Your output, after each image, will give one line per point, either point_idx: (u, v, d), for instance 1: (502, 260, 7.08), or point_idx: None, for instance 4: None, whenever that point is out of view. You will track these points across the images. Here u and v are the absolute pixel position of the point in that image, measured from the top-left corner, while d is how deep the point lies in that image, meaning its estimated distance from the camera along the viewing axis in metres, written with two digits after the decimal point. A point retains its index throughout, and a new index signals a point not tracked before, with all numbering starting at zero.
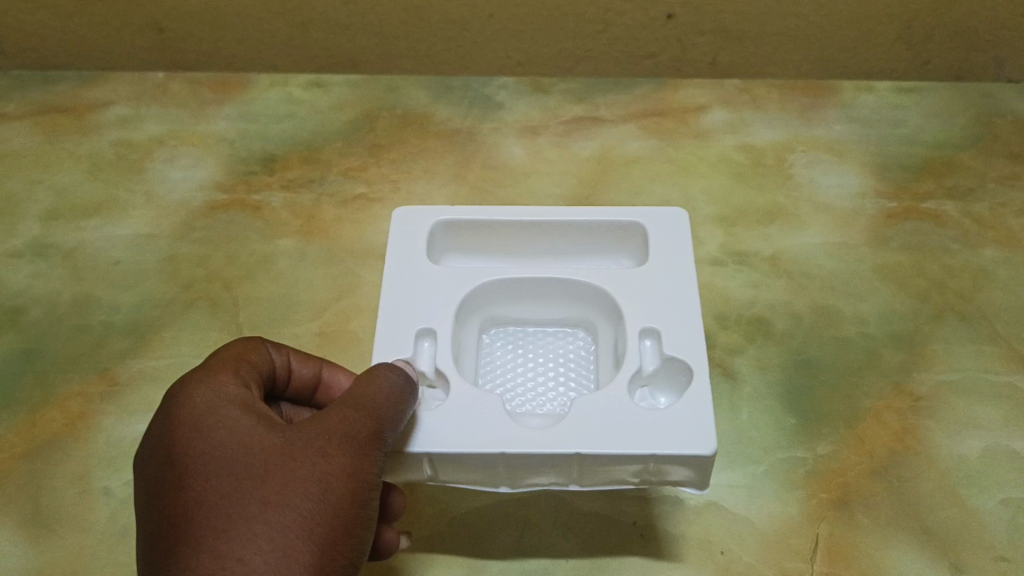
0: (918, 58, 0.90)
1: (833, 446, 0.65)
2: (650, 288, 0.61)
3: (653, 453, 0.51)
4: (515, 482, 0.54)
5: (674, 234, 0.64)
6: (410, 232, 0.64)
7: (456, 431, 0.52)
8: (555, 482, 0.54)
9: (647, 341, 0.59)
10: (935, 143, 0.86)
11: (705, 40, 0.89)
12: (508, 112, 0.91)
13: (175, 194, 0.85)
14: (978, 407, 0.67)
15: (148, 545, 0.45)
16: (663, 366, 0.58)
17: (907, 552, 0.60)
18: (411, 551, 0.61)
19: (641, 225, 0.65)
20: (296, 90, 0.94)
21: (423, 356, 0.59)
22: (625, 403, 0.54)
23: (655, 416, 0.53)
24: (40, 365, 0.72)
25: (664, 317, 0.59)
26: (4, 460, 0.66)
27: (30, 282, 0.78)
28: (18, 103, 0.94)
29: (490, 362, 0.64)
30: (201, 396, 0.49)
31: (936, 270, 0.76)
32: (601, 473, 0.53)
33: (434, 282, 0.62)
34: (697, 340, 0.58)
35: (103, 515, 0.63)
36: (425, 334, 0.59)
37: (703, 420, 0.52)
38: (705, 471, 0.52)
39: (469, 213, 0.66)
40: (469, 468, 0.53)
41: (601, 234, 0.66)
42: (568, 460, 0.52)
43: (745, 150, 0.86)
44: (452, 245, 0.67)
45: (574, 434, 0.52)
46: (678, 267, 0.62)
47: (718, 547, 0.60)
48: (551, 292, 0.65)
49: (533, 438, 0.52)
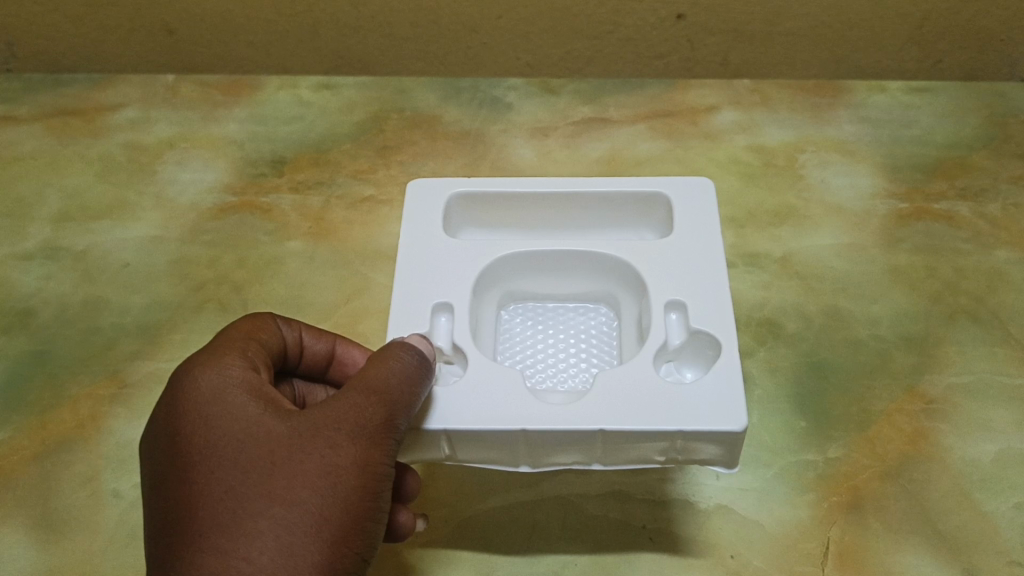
0: (930, 57, 0.90)
1: (844, 449, 0.64)
2: (672, 261, 0.61)
3: (681, 429, 0.51)
4: (536, 461, 0.53)
5: (698, 208, 0.63)
6: (426, 206, 0.64)
7: (475, 406, 0.52)
8: (577, 461, 0.53)
9: (672, 314, 0.59)
10: (947, 143, 0.86)
11: (716, 39, 0.88)
12: (518, 113, 0.91)
13: (185, 196, 0.85)
14: (990, 410, 0.66)
15: (156, 535, 0.46)
16: (690, 340, 0.58)
17: (919, 556, 0.59)
18: (420, 553, 0.61)
19: (664, 196, 0.65)
20: (306, 92, 0.94)
21: (440, 331, 0.58)
22: (650, 378, 0.53)
23: (682, 391, 0.52)
24: (50, 368, 0.72)
25: (688, 289, 0.59)
26: (15, 462, 0.66)
27: (40, 285, 0.79)
28: (30, 106, 0.94)
29: (509, 339, 0.64)
30: (207, 381, 0.49)
31: (948, 272, 0.75)
32: (626, 450, 0.53)
33: (451, 257, 0.61)
34: (723, 312, 0.57)
35: (113, 516, 0.63)
36: (443, 309, 0.59)
37: (732, 392, 0.52)
38: (734, 449, 0.52)
39: (487, 186, 0.65)
40: (489, 446, 0.52)
41: (623, 206, 0.66)
42: (591, 437, 0.51)
43: (755, 150, 0.86)
44: (469, 219, 0.67)
45: (597, 410, 0.51)
46: (702, 241, 0.61)
47: (728, 551, 0.60)
48: (574, 267, 0.64)
49: (556, 414, 0.51)
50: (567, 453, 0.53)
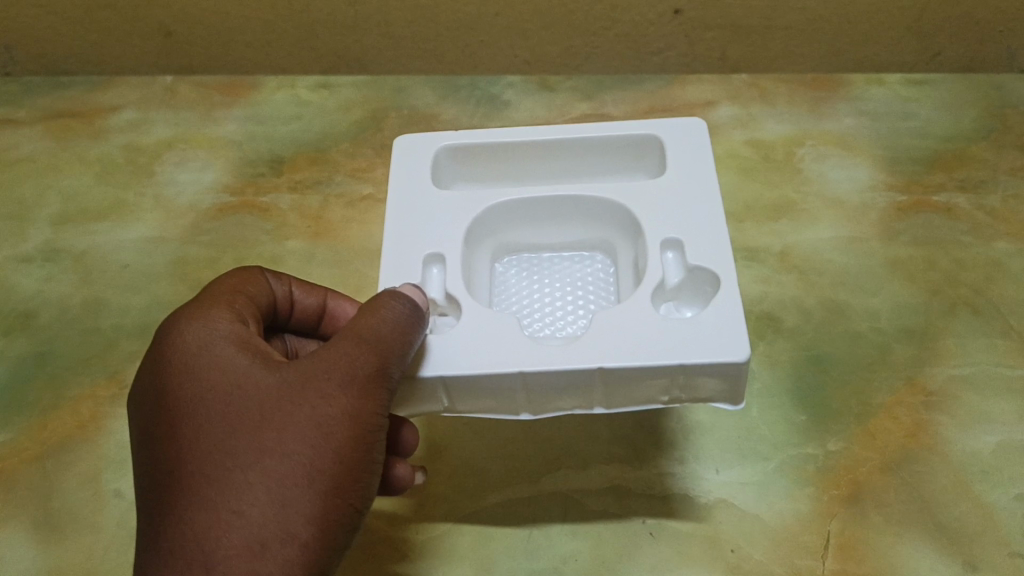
0: (928, 50, 0.90)
1: (844, 442, 0.64)
2: (669, 202, 0.61)
3: (682, 363, 0.50)
4: (537, 408, 0.54)
5: (691, 146, 0.63)
6: (417, 161, 0.64)
7: (472, 352, 0.52)
8: (579, 405, 0.53)
9: (669, 253, 0.59)
10: (947, 136, 0.85)
11: (713, 34, 0.88)
12: (516, 111, 0.91)
13: (184, 197, 0.85)
14: (991, 401, 0.66)
15: (147, 491, 0.46)
16: (687, 277, 0.57)
17: (920, 549, 0.59)
18: (420, 551, 0.61)
19: (657, 137, 0.65)
20: (304, 92, 0.94)
21: (433, 283, 0.59)
22: (648, 313, 0.53)
23: (680, 323, 0.52)
24: (50, 369, 0.72)
25: (684, 226, 0.59)
26: (17, 463, 0.67)
27: (40, 287, 0.79)
28: (29, 108, 0.95)
29: (507, 290, 0.65)
30: (194, 334, 0.49)
31: (948, 264, 0.75)
32: (627, 390, 0.53)
33: (441, 209, 0.61)
34: (720, 245, 0.57)
35: (114, 516, 0.63)
36: (434, 261, 0.59)
37: (731, 321, 0.52)
38: (736, 383, 0.52)
39: (476, 136, 0.65)
40: (490, 392, 0.53)
41: (614, 150, 0.66)
42: (592, 377, 0.51)
43: (753, 145, 0.86)
44: (459, 173, 0.67)
45: (596, 347, 0.51)
46: (697, 179, 0.61)
47: (728, 545, 0.60)
48: (568, 215, 0.65)
49: (555, 354, 0.51)
50: (567, 398, 0.53)
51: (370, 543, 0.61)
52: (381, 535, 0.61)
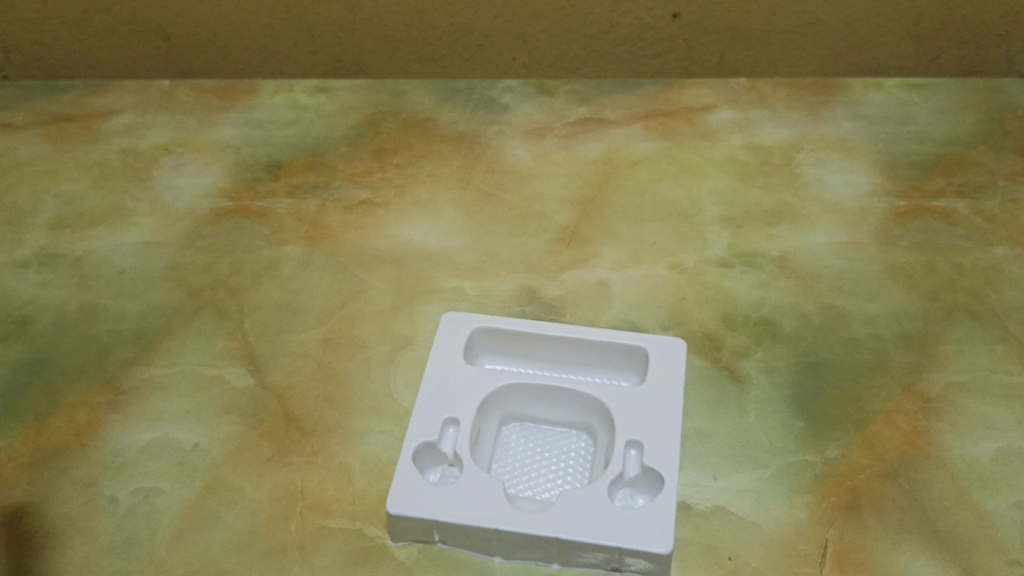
0: (926, 54, 0.90)
1: (842, 449, 0.64)
2: (642, 418, 0.65)
3: (620, 545, 0.57)
4: (507, 552, 0.59)
5: (671, 369, 0.68)
6: (449, 338, 0.70)
7: (455, 507, 0.60)
8: (540, 559, 0.59)
9: (632, 450, 0.63)
10: (945, 140, 0.85)
11: (712, 38, 0.89)
12: (514, 115, 0.91)
13: (181, 202, 0.85)
14: (989, 407, 0.66)
15: None
16: (643, 475, 0.62)
17: (921, 557, 0.58)
18: (414, 559, 0.60)
19: (644, 351, 0.69)
20: (301, 96, 0.94)
21: (446, 441, 0.64)
22: (602, 503, 0.60)
23: (623, 515, 0.59)
24: (46, 375, 0.71)
25: (647, 431, 0.64)
26: (12, 469, 0.65)
27: (36, 292, 0.78)
28: (26, 113, 0.94)
29: (505, 449, 0.66)
30: None
31: (946, 269, 0.75)
32: (577, 556, 0.59)
33: (454, 393, 0.67)
34: (674, 453, 0.62)
35: (109, 523, 0.62)
36: (450, 422, 0.65)
37: (660, 520, 0.58)
38: (665, 563, 0.58)
39: (501, 327, 0.71)
40: (468, 537, 0.59)
41: (608, 356, 0.70)
42: (548, 544, 0.58)
43: (752, 150, 0.86)
44: (485, 338, 0.71)
45: (554, 523, 0.58)
46: (669, 401, 0.66)
47: (726, 553, 0.59)
48: (562, 402, 0.67)
49: (522, 521, 0.59)
50: (529, 549, 0.59)
51: (367, 550, 0.60)
52: (372, 543, 0.60)
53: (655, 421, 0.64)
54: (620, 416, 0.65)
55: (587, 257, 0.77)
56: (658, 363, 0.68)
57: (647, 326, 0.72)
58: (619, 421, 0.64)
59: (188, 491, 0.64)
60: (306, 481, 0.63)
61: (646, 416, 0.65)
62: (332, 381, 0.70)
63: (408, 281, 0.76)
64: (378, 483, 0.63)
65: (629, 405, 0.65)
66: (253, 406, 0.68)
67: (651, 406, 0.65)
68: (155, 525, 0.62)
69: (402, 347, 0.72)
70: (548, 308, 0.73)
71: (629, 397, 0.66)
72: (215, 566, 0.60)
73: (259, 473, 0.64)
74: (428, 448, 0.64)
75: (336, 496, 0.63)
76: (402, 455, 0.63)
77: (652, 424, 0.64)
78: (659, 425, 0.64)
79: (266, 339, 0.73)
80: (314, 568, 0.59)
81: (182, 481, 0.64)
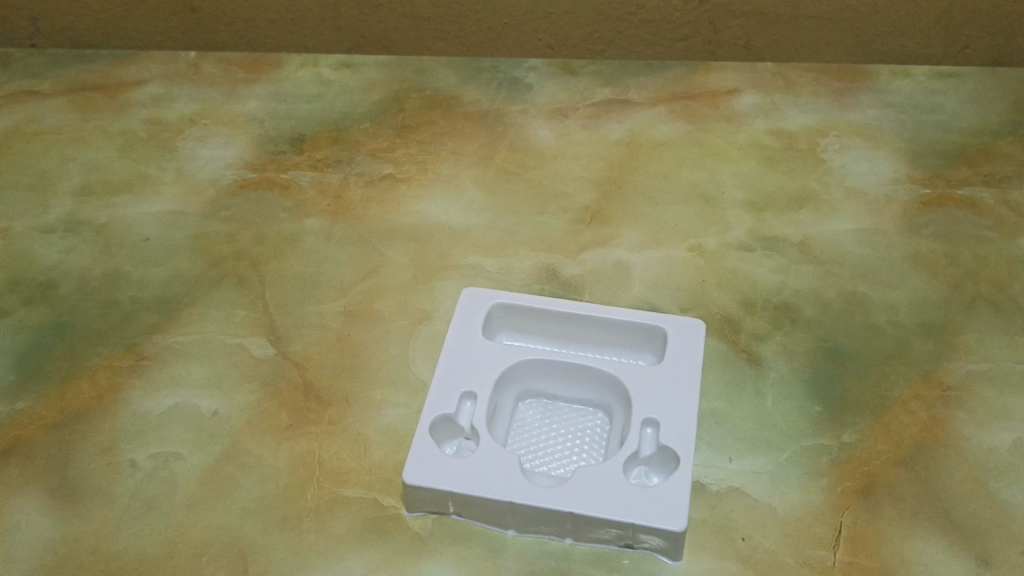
0: (955, 43, 0.89)
1: (858, 435, 0.64)
2: (659, 397, 0.65)
3: (632, 522, 0.57)
4: (521, 525, 0.60)
5: (690, 349, 0.68)
6: (469, 312, 0.70)
7: (471, 479, 0.60)
8: (553, 533, 0.60)
9: (647, 428, 0.63)
10: (972, 130, 0.85)
11: (738, 22, 0.89)
12: (537, 95, 0.91)
13: (205, 172, 0.86)
14: (1009, 398, 0.65)
15: None
16: (658, 453, 0.62)
17: (933, 545, 0.58)
18: (428, 531, 0.60)
19: (662, 331, 0.69)
20: (326, 71, 0.94)
21: (463, 415, 0.65)
22: (617, 481, 0.60)
23: (637, 492, 0.59)
24: (69, 339, 0.72)
25: (664, 410, 0.64)
26: (34, 431, 0.66)
27: (61, 257, 0.79)
28: (54, 81, 0.95)
29: (520, 425, 0.66)
30: None
31: (969, 259, 0.74)
32: (589, 531, 0.59)
33: (472, 366, 0.67)
34: (689, 433, 0.62)
35: (129, 486, 0.63)
36: (467, 396, 0.65)
37: (674, 500, 0.58)
38: (677, 543, 0.58)
39: (521, 302, 0.71)
40: (483, 508, 0.60)
41: (626, 335, 0.70)
42: (562, 518, 0.58)
43: (776, 135, 0.85)
44: (504, 315, 0.71)
45: (568, 499, 0.58)
46: (687, 381, 0.66)
47: (739, 533, 0.59)
48: (579, 380, 0.68)
49: (536, 494, 0.59)
50: (543, 524, 0.59)
51: (381, 519, 0.60)
52: (387, 514, 0.61)
53: (671, 401, 0.64)
54: (637, 395, 0.65)
55: (608, 238, 0.77)
56: (677, 343, 0.68)
57: (666, 308, 0.72)
58: (635, 399, 0.65)
59: (206, 456, 0.64)
60: (323, 450, 0.64)
61: (662, 395, 0.65)
62: (351, 353, 0.70)
63: (428, 256, 0.77)
64: (395, 454, 0.64)
65: (645, 384, 0.65)
66: (272, 375, 0.69)
67: (668, 385, 0.65)
68: (173, 489, 0.63)
69: (421, 321, 0.72)
70: (567, 287, 0.74)
71: (646, 375, 0.66)
72: (231, 532, 0.60)
73: (277, 441, 0.65)
74: (445, 421, 0.64)
75: (352, 465, 0.63)
76: (420, 426, 0.63)
77: (668, 403, 0.64)
78: (676, 405, 0.64)
79: (286, 309, 0.73)
80: (329, 536, 0.60)
81: (201, 446, 0.65)
